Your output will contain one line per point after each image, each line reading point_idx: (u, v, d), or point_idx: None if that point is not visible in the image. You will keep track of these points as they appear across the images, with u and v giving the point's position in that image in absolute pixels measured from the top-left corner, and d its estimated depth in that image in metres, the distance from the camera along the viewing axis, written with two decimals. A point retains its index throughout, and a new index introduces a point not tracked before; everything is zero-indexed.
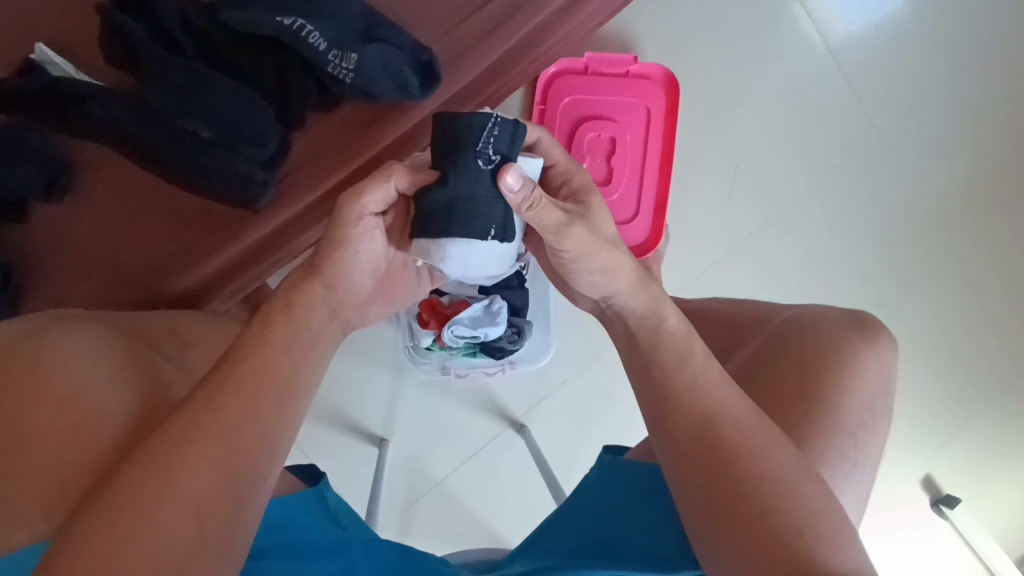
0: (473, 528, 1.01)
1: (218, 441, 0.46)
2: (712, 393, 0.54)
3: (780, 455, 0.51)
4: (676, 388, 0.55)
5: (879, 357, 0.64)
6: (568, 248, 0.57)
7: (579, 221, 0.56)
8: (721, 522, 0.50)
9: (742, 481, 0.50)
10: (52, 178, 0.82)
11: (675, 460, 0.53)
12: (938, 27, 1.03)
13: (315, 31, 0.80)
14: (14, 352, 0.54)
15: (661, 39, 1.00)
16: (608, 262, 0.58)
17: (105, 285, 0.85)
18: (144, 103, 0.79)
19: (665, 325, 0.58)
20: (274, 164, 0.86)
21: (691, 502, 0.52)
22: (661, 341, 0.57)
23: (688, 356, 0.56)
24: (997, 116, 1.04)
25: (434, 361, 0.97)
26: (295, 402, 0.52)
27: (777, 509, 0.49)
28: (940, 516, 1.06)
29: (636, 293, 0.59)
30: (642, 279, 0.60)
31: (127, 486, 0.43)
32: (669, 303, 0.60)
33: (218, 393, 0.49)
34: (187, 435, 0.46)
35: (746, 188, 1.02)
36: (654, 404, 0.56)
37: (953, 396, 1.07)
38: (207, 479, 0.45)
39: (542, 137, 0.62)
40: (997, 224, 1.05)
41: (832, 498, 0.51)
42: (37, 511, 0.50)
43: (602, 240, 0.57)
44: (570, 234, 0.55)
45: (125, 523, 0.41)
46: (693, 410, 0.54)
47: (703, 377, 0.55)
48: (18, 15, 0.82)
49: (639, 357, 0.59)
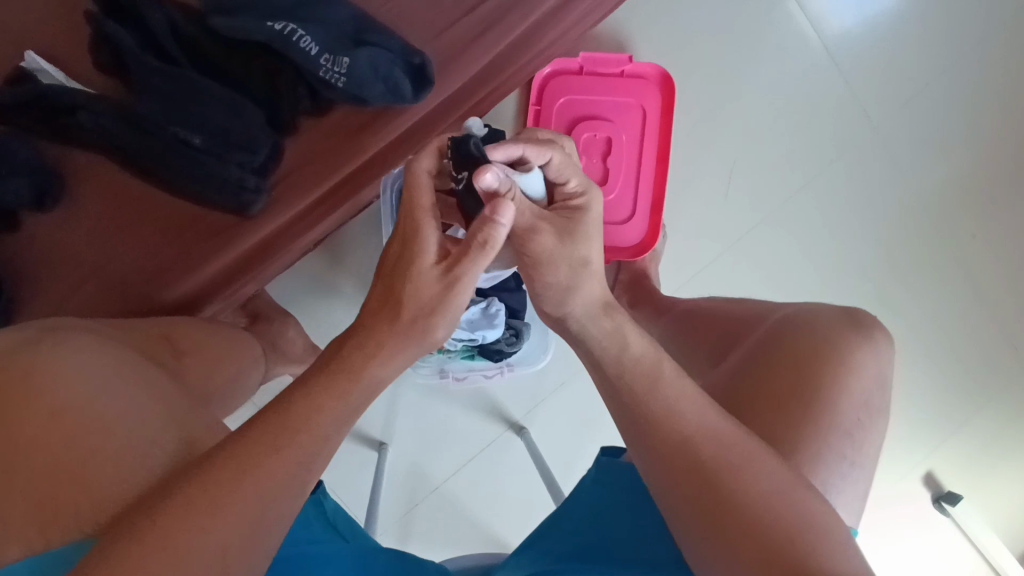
0: (473, 532, 1.00)
1: (233, 467, 0.44)
2: (692, 407, 0.52)
3: (769, 465, 0.51)
4: (654, 406, 0.53)
5: (876, 354, 0.64)
6: (531, 251, 0.56)
7: (548, 228, 0.55)
8: (710, 528, 0.49)
9: (735, 490, 0.49)
10: (43, 188, 0.81)
11: (657, 471, 0.52)
12: (931, 23, 1.03)
13: (306, 35, 0.80)
14: (10, 362, 0.54)
15: (655, 38, 1.00)
16: (572, 278, 0.56)
17: (99, 294, 0.84)
18: (131, 111, 0.79)
19: (629, 351, 0.55)
20: (266, 170, 0.85)
21: (677, 510, 0.51)
22: (627, 372, 0.54)
23: (660, 377, 0.54)
24: (990, 111, 1.04)
25: (432, 365, 0.96)
26: (329, 430, 0.48)
27: (768, 520, 0.48)
28: (941, 513, 1.05)
29: (602, 317, 0.57)
30: (605, 305, 0.58)
31: (169, 515, 0.41)
32: (632, 327, 0.57)
33: (261, 427, 0.46)
34: (228, 465, 0.44)
35: (742, 186, 1.02)
36: (632, 421, 0.54)
37: (951, 392, 1.07)
38: (216, 503, 0.42)
39: (554, 157, 0.58)
40: (992, 220, 1.05)
41: (825, 502, 0.50)
42: (27, 526, 0.48)
43: (569, 257, 0.56)
44: (534, 240, 0.55)
45: (132, 550, 0.40)
46: (673, 430, 0.52)
47: (677, 399, 0.53)
48: (8, 23, 0.82)
49: (608, 381, 0.56)
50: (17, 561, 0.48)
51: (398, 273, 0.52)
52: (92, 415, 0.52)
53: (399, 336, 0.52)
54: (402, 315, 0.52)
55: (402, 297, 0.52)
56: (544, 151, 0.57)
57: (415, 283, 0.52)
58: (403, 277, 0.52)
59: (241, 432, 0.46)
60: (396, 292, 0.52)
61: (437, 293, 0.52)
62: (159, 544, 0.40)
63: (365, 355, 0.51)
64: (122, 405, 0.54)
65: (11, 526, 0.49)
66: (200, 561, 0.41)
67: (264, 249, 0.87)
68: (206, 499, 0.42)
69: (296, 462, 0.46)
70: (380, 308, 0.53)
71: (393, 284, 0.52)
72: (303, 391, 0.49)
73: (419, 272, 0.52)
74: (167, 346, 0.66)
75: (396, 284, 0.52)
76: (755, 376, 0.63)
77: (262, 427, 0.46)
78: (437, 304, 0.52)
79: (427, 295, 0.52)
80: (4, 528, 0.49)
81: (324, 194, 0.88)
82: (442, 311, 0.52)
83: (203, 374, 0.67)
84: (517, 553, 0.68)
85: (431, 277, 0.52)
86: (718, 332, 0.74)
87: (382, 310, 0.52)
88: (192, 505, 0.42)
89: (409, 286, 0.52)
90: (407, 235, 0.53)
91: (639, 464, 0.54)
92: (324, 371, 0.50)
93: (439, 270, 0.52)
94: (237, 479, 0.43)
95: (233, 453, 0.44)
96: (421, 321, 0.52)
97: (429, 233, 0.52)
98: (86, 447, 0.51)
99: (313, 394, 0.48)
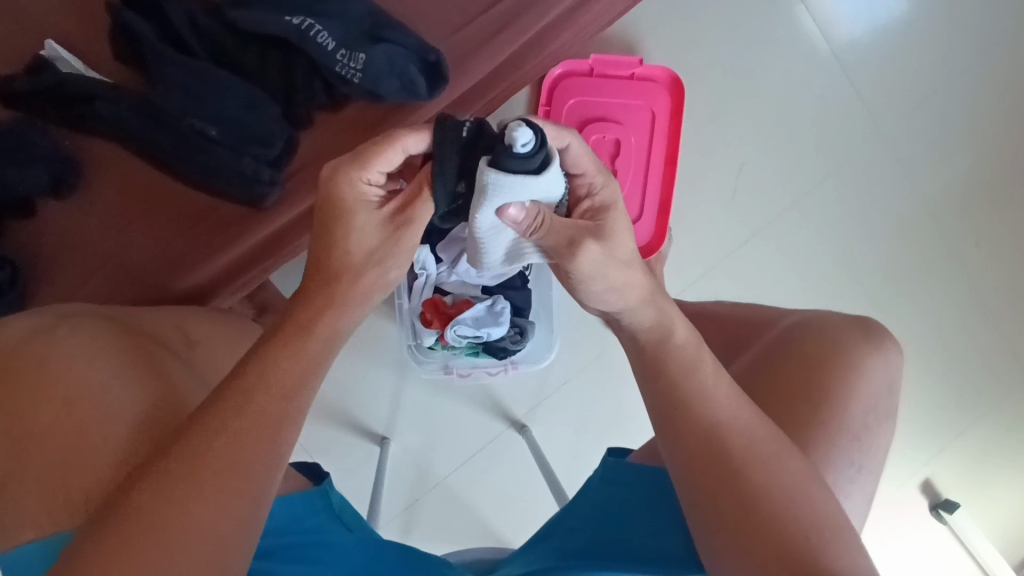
0: (474, 529, 1.01)
1: (223, 452, 0.44)
2: (719, 404, 0.53)
3: (784, 462, 0.51)
4: (684, 402, 0.54)
5: (884, 360, 0.64)
6: (581, 268, 0.54)
7: (591, 239, 0.53)
8: (728, 527, 0.50)
9: (749, 489, 0.50)
10: (60, 177, 0.81)
11: (681, 466, 0.53)
12: (942, 31, 1.03)
13: (323, 31, 0.81)
14: (24, 351, 0.54)
15: (666, 41, 1.00)
16: (623, 280, 0.55)
17: (108, 283, 0.84)
18: (149, 102, 0.80)
19: (673, 337, 0.56)
20: (280, 163, 0.86)
21: (697, 500, 0.52)
22: (669, 355, 0.56)
23: (699, 364, 0.55)
24: (998, 120, 1.05)
25: (437, 361, 0.96)
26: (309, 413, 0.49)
27: (781, 516, 0.49)
28: (938, 520, 1.06)
29: (646, 306, 0.57)
30: (651, 292, 0.57)
31: (159, 493, 0.42)
32: (676, 314, 0.58)
33: (252, 390, 0.47)
34: (212, 446, 0.44)
35: (750, 190, 1.03)
36: (659, 411, 0.55)
37: (953, 400, 1.07)
38: (210, 492, 0.42)
39: (573, 144, 0.53)
40: (999, 229, 1.06)
41: (834, 500, 0.51)
42: (44, 512, 0.49)
43: (616, 258, 0.54)
44: (583, 256, 0.53)
45: (131, 539, 0.40)
46: (699, 422, 0.53)
47: (710, 387, 0.54)
48: (24, 11, 0.82)
49: (645, 362, 0.57)
50: (29, 544, 0.49)
51: (328, 220, 0.53)
52: (107, 404, 0.53)
53: (349, 298, 0.53)
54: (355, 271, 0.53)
55: (343, 250, 0.53)
56: (564, 136, 0.52)
57: (357, 231, 0.53)
58: (340, 227, 0.52)
59: (228, 395, 0.47)
60: (341, 243, 0.53)
61: (386, 237, 0.54)
62: (159, 521, 0.41)
63: (315, 311, 0.52)
64: (138, 397, 0.54)
65: (28, 510, 0.50)
66: (198, 547, 0.41)
67: (267, 245, 0.88)
68: (207, 475, 0.43)
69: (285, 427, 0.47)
70: (325, 260, 0.53)
71: (328, 228, 0.53)
72: (281, 361, 0.49)
73: (359, 219, 0.52)
74: (176, 333, 0.65)
75: (330, 226, 0.53)
76: (764, 379, 0.64)
77: (247, 387, 0.47)
78: (393, 250, 0.54)
79: (371, 245, 0.54)
80: (18, 511, 0.50)
81: None
82: (389, 256, 0.54)
83: (214, 362, 0.65)
84: (522, 552, 0.68)
85: (377, 226, 0.53)
86: (730, 335, 0.75)
87: (334, 271, 0.53)
88: (191, 475, 0.42)
89: (350, 233, 0.53)
90: (332, 185, 0.52)
91: (664, 459, 0.55)
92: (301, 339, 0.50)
93: (379, 216, 0.53)
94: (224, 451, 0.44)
95: (221, 432, 0.44)
96: (371, 269, 0.54)
97: (355, 184, 0.52)
98: (101, 434, 0.51)
99: (290, 363, 0.49)
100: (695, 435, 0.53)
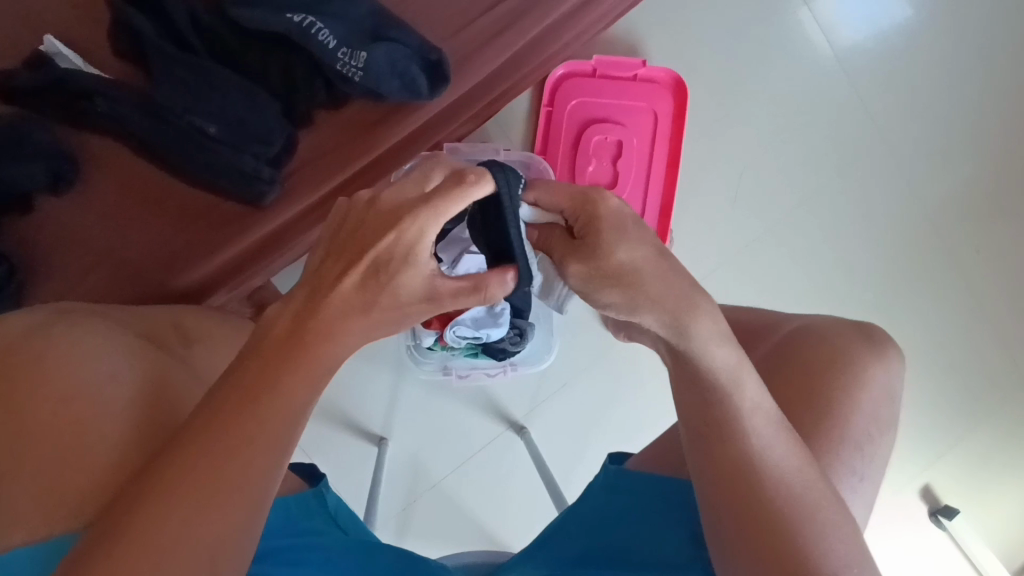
0: (472, 531, 1.00)
1: (219, 466, 0.42)
2: (755, 424, 0.52)
3: (810, 478, 0.52)
4: (726, 414, 0.52)
5: (886, 367, 0.64)
6: (575, 282, 0.51)
7: (572, 257, 0.49)
8: (753, 552, 0.51)
9: (772, 514, 0.50)
10: (59, 171, 0.81)
11: (707, 477, 0.54)
12: (945, 36, 1.03)
13: (324, 29, 0.80)
14: (20, 344, 0.53)
15: (668, 43, 1.00)
16: (631, 298, 0.49)
17: (107, 279, 0.84)
18: (151, 98, 0.80)
19: (705, 356, 0.52)
20: (280, 161, 0.86)
21: (716, 507, 0.53)
22: (698, 370, 0.53)
23: (740, 387, 0.52)
24: (1000, 126, 1.04)
25: (435, 361, 0.97)
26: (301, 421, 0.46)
27: (810, 545, 0.49)
28: (937, 526, 1.06)
29: (669, 323, 0.50)
30: (681, 303, 0.49)
31: (155, 502, 0.41)
32: (712, 326, 0.51)
33: (245, 406, 0.44)
34: (213, 454, 0.42)
35: (751, 194, 1.02)
36: (698, 424, 0.54)
37: (953, 406, 1.07)
38: (201, 503, 0.41)
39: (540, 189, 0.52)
40: (999, 234, 1.05)
41: (850, 520, 0.52)
42: (37, 511, 0.49)
43: (613, 275, 0.48)
44: (567, 272, 0.50)
45: (124, 545, 0.40)
46: (738, 446, 0.52)
47: (748, 407, 0.52)
48: (21, 5, 0.81)
49: (683, 370, 0.54)
50: (20, 547, 0.48)
51: (381, 264, 0.47)
52: (104, 401, 0.52)
53: (362, 319, 0.48)
54: (374, 308, 0.48)
55: (376, 293, 0.48)
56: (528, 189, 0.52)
57: (404, 281, 0.48)
58: (388, 274, 0.48)
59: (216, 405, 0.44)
60: (380, 287, 0.48)
61: (420, 296, 0.49)
62: (157, 531, 0.40)
63: (316, 317, 0.47)
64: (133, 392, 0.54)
65: (20, 512, 0.49)
66: (195, 557, 0.41)
67: (270, 242, 0.88)
68: (204, 484, 0.41)
69: (279, 439, 0.44)
70: (355, 295, 0.48)
71: (376, 274, 0.47)
72: (268, 365, 0.45)
73: (410, 270, 0.48)
74: (173, 332, 0.65)
75: (381, 271, 0.48)
76: (764, 387, 0.64)
77: (233, 403, 0.44)
78: (420, 305, 0.50)
79: (404, 298, 0.49)
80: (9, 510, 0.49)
81: (336, 187, 0.88)
82: (412, 310, 0.50)
83: (212, 360, 0.65)
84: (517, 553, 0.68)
85: (424, 281, 0.49)
86: None
87: (350, 308, 0.47)
88: (185, 487, 0.41)
89: (397, 282, 0.48)
90: (401, 233, 0.47)
91: (690, 464, 0.56)
92: (294, 350, 0.46)
93: (425, 282, 0.49)
94: (223, 461, 0.42)
95: (217, 442, 0.42)
96: (389, 307, 0.49)
97: (424, 244, 0.48)
98: (97, 431, 0.51)
99: (282, 374, 0.45)
100: (731, 457, 0.52)
